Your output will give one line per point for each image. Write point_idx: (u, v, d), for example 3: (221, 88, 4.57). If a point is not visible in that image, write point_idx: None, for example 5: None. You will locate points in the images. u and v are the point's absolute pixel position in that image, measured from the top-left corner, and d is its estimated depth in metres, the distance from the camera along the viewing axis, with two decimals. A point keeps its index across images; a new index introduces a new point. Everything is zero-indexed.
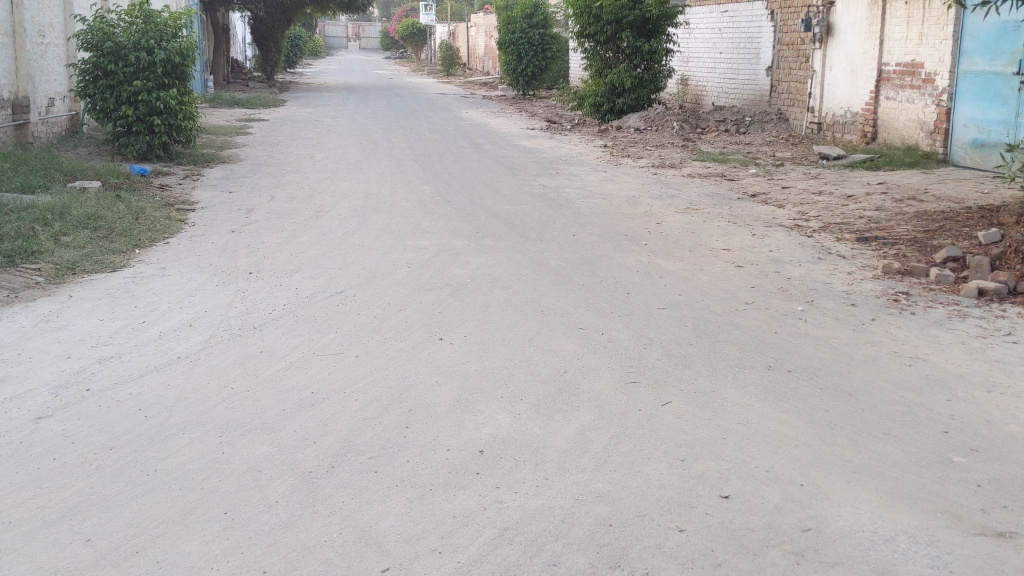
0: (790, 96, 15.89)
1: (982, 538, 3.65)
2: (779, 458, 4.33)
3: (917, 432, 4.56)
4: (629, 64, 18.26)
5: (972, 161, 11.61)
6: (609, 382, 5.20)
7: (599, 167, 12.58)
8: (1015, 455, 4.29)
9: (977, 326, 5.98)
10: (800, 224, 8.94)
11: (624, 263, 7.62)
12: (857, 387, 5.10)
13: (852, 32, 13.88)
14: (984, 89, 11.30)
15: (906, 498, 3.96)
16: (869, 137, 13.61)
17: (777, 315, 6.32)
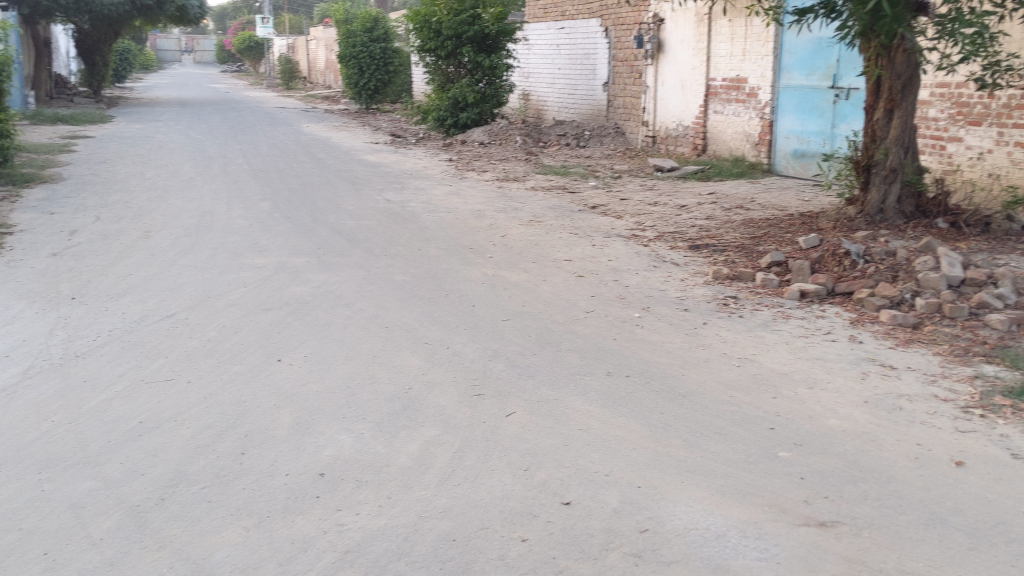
0: (626, 110, 16.42)
1: (806, 527, 3.84)
2: (618, 462, 4.44)
3: (746, 429, 4.76)
4: (470, 78, 18.43)
5: (794, 171, 12.31)
6: (452, 396, 5.20)
7: (442, 181, 12.60)
8: (835, 447, 4.54)
9: (800, 326, 6.32)
10: (637, 234, 9.23)
11: (469, 276, 7.65)
12: (690, 389, 5.29)
13: (681, 49, 14.47)
14: (802, 102, 11.98)
15: (736, 494, 4.12)
16: (700, 149, 14.23)
17: (616, 322, 6.48)
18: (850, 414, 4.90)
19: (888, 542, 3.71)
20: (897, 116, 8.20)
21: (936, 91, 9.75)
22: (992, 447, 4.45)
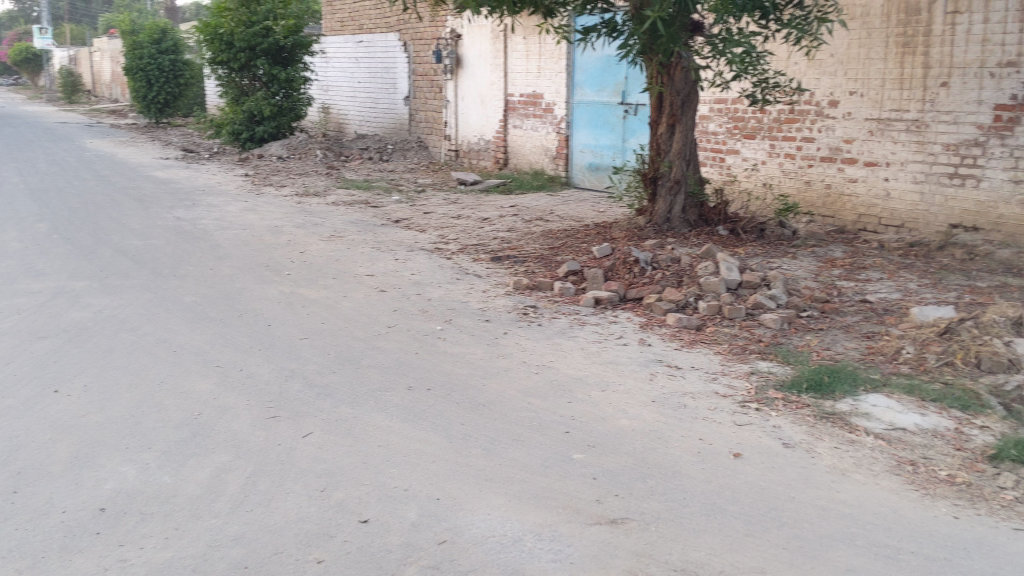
0: (428, 124, 16.51)
1: (597, 526, 3.96)
2: (416, 476, 4.43)
3: (543, 434, 4.87)
4: (266, 91, 17.97)
5: (590, 183, 12.77)
6: (246, 420, 5.03)
7: (238, 197, 12.19)
8: (626, 446, 4.72)
9: (595, 332, 6.54)
10: (439, 247, 9.27)
11: (265, 294, 7.44)
12: (489, 399, 5.36)
13: (479, 64, 14.70)
14: (595, 118, 12.44)
15: (532, 498, 4.21)
16: (502, 163, 14.50)
17: (417, 336, 6.48)
18: (639, 414, 5.11)
19: (673, 535, 3.88)
20: (679, 131, 8.65)
21: (714, 107, 10.36)
22: (765, 437, 4.74)
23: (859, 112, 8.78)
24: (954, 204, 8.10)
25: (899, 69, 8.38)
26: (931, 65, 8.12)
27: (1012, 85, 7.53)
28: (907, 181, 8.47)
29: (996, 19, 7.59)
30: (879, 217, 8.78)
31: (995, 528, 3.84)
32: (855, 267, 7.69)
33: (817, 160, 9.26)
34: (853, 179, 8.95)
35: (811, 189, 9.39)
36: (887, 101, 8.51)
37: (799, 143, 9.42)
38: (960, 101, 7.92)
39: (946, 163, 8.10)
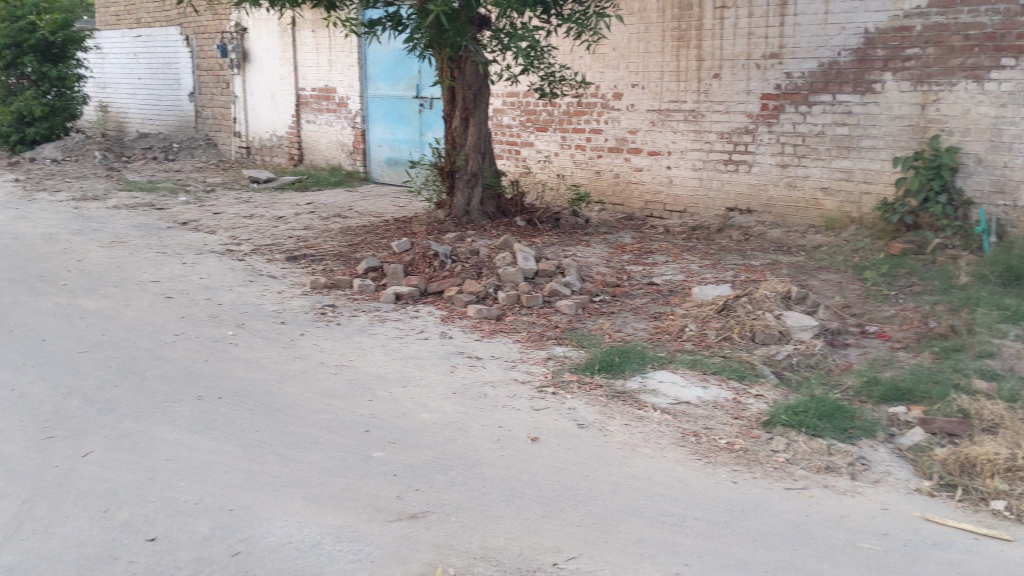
0: (216, 121, 15.89)
1: (398, 522, 3.92)
2: (209, 487, 4.25)
3: (341, 435, 4.78)
4: (37, 90, 16.63)
5: (388, 178, 12.70)
6: (18, 443, 4.66)
7: (7, 204, 11.29)
8: (426, 440, 4.70)
9: (394, 327, 6.50)
10: (232, 249, 8.94)
11: (39, 307, 6.93)
12: (286, 402, 5.22)
13: (267, 59, 14.28)
14: (391, 112, 12.38)
15: (331, 501, 4.12)
16: (296, 159, 14.16)
17: (208, 343, 6.22)
18: (440, 407, 5.11)
19: (472, 523, 3.89)
20: (472, 125, 8.73)
21: (507, 101, 10.52)
22: (561, 420, 4.86)
23: (641, 103, 9.16)
24: (730, 188, 8.60)
25: (676, 61, 8.80)
26: (704, 58, 8.57)
27: (776, 76, 8.05)
28: (687, 168, 8.91)
29: (758, 13, 8.09)
30: (664, 203, 9.21)
31: (768, 488, 4.08)
32: (643, 252, 8.02)
33: (606, 150, 9.60)
34: (639, 167, 9.34)
35: (601, 178, 9.73)
36: (666, 93, 8.93)
37: (588, 135, 9.73)
38: (731, 92, 8.41)
39: (721, 150, 8.59)
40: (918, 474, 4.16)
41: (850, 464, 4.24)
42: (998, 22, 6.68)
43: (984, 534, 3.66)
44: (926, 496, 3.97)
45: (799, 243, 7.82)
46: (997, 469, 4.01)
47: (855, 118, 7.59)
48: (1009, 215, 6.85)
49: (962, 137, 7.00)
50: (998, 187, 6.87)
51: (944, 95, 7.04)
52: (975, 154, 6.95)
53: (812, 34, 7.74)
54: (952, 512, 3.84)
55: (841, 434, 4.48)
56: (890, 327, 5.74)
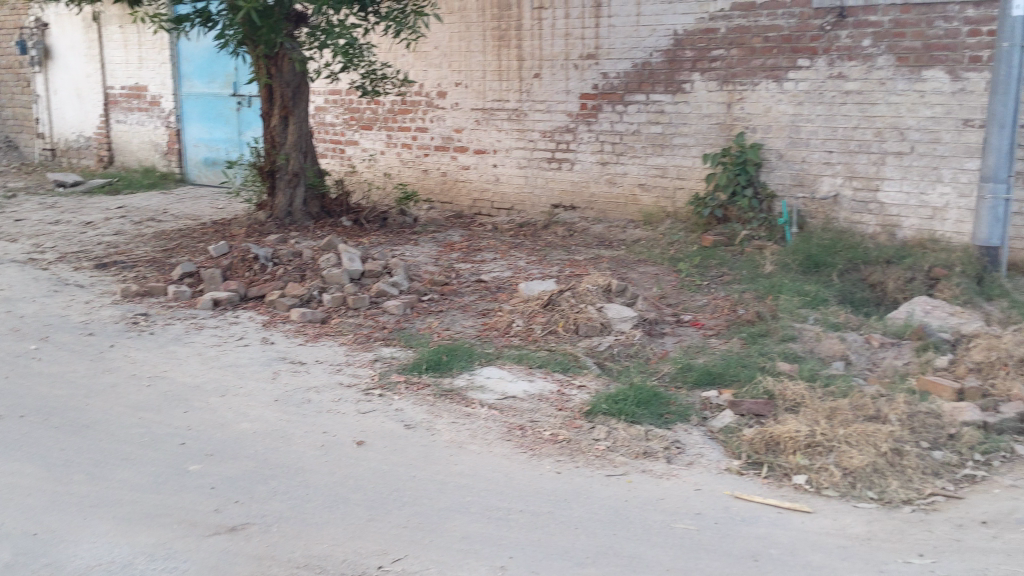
0: (16, 122, 14.86)
1: (215, 536, 3.75)
2: (9, 513, 3.97)
3: (155, 450, 4.56)
4: None
5: (206, 179, 12.25)
6: None
7: None
8: (246, 450, 4.55)
9: (213, 335, 6.27)
10: (34, 257, 8.39)
11: None
12: (94, 418, 4.94)
13: (71, 55, 13.48)
14: (207, 111, 11.95)
15: (145, 518, 3.92)
16: (106, 161, 13.40)
17: (7, 359, 5.81)
18: (260, 415, 4.95)
19: (294, 531, 3.76)
20: (292, 123, 8.53)
21: (329, 99, 10.36)
22: (388, 422, 4.72)
23: (465, 102, 9.23)
24: (554, 185, 8.78)
25: (497, 61, 8.90)
26: (524, 57, 8.71)
27: (593, 76, 8.27)
28: (512, 167, 9.04)
29: (574, 15, 8.29)
30: (491, 201, 9.29)
31: (590, 477, 4.05)
32: (471, 250, 8.05)
33: (432, 149, 9.60)
34: (465, 166, 9.39)
35: (427, 177, 9.73)
36: (489, 92, 9.02)
37: (413, 133, 9.71)
38: (551, 91, 8.59)
39: (544, 149, 8.75)
40: (728, 454, 4.22)
41: (666, 448, 4.25)
42: (794, 25, 7.08)
43: (787, 507, 3.77)
44: (735, 474, 4.04)
45: (620, 238, 8.05)
46: (798, 446, 4.11)
47: (668, 116, 7.89)
48: (808, 206, 7.27)
49: (764, 134, 7.40)
50: (797, 181, 7.30)
51: (748, 93, 7.41)
52: (777, 150, 7.36)
53: (626, 35, 7.99)
54: (758, 489, 3.93)
55: (659, 420, 4.49)
56: (703, 316, 5.91)
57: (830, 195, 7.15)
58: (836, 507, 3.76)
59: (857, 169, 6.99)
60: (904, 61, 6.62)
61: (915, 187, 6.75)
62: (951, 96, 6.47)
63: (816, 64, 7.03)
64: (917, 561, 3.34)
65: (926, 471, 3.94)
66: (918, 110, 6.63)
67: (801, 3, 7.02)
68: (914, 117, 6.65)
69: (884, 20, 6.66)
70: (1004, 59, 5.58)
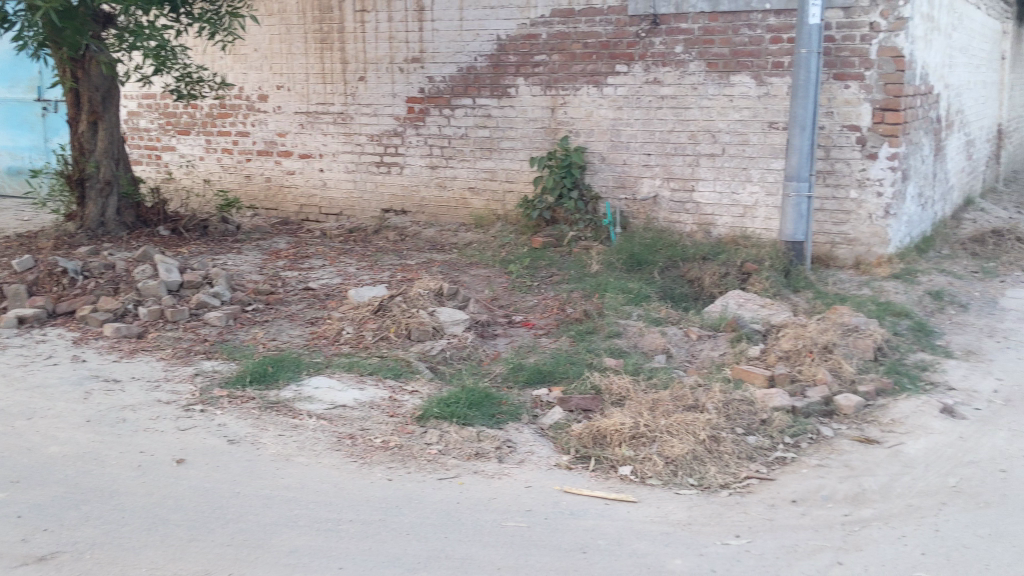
0: None
1: (21, 568, 3.46)
2: None
3: None
4: None
5: (10, 189, 11.45)
6: None
7: None
8: (54, 476, 4.26)
9: (18, 355, 5.86)
10: None
11: None
12: None
13: None
14: (9, 117, 11.19)
15: None
16: None
17: None
18: (71, 438, 4.66)
19: (109, 558, 3.51)
20: (102, 128, 8.12)
21: (142, 103, 9.91)
22: (210, 438, 4.54)
23: (288, 106, 9.03)
24: (383, 190, 8.71)
25: (321, 64, 8.76)
26: (348, 60, 8.61)
27: (418, 80, 8.27)
28: (339, 171, 8.91)
29: (397, 18, 8.27)
30: (319, 207, 9.13)
31: (422, 481, 3.98)
32: (298, 258, 7.88)
33: (254, 154, 9.35)
34: (291, 171, 9.19)
35: (251, 183, 9.46)
36: (312, 95, 8.87)
37: (235, 138, 9.43)
38: (377, 95, 8.52)
39: (372, 153, 8.68)
40: (558, 450, 4.24)
41: (498, 448, 4.24)
42: (611, 31, 7.31)
43: (614, 498, 3.81)
44: (564, 469, 4.06)
45: (451, 240, 8.07)
46: (624, 438, 4.18)
47: (494, 120, 7.99)
48: (630, 207, 7.53)
49: (587, 138, 7.60)
50: (619, 183, 7.54)
51: (570, 98, 7.59)
52: (599, 153, 7.58)
53: (449, 40, 8.04)
54: (586, 482, 3.95)
55: (490, 420, 4.48)
56: (533, 316, 5.99)
57: (650, 196, 7.42)
58: (659, 495, 3.84)
59: (674, 171, 7.29)
60: (714, 67, 6.95)
61: (727, 187, 7.09)
62: (757, 100, 6.84)
63: (633, 70, 7.28)
64: (734, 542, 3.47)
65: (742, 455, 4.10)
66: (728, 114, 6.97)
67: (617, 10, 7.26)
68: (725, 120, 6.99)
69: (695, 27, 6.96)
70: (804, 64, 5.92)
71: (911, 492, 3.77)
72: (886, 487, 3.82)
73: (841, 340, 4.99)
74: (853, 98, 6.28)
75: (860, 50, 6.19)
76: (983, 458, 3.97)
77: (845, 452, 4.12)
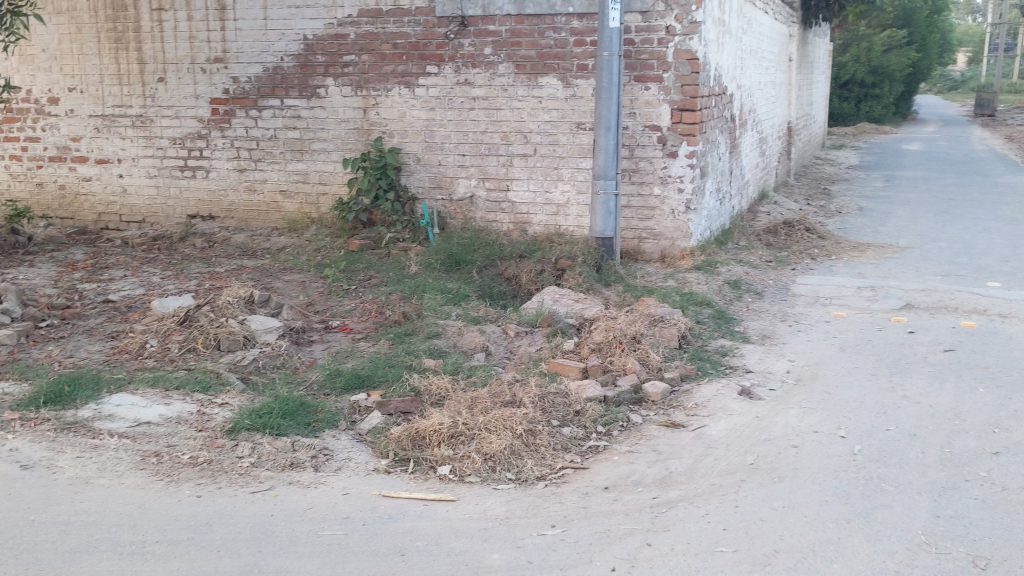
0: None
1: None
2: None
3: None
4: None
5: None
6: None
7: None
8: None
9: None
10: None
11: None
12: None
13: None
14: None
15: None
16: None
17: None
18: None
19: None
20: None
21: None
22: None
23: (82, 109, 8.55)
24: (189, 195, 8.38)
25: (116, 64, 8.34)
26: (145, 60, 8.23)
27: (222, 80, 8.00)
28: (140, 177, 8.50)
29: (197, 17, 7.98)
30: (120, 214, 8.68)
31: (234, 496, 3.84)
32: (97, 269, 7.46)
33: (46, 160, 8.81)
34: (87, 177, 8.71)
35: (44, 192, 8.91)
36: (108, 97, 8.42)
37: (23, 143, 8.86)
38: (178, 96, 8.18)
39: (175, 157, 8.33)
40: (376, 454, 4.20)
41: (313, 457, 4.15)
42: (420, 32, 7.31)
43: (433, 499, 3.80)
44: (382, 474, 4.02)
45: (264, 245, 7.85)
46: (442, 438, 4.18)
47: (304, 122, 7.83)
48: (446, 208, 7.57)
49: (401, 139, 7.58)
50: (436, 183, 7.57)
51: (382, 99, 7.55)
52: (414, 154, 7.57)
53: (254, 39, 7.82)
54: (405, 485, 3.92)
55: (305, 429, 4.37)
56: (350, 320, 5.91)
57: (466, 196, 7.49)
58: (478, 492, 3.86)
59: (488, 171, 7.37)
60: (522, 68, 7.08)
61: (540, 186, 7.25)
62: (565, 101, 7.03)
63: (444, 71, 7.32)
64: (550, 532, 3.53)
65: (557, 447, 4.19)
66: (537, 115, 7.12)
67: (425, 11, 7.27)
68: (535, 121, 7.14)
69: (502, 29, 7.07)
70: (606, 67, 6.13)
71: (714, 472, 3.96)
72: (691, 469, 4.00)
73: (648, 330, 5.20)
74: (653, 100, 6.55)
75: (659, 53, 6.45)
76: (777, 435, 4.23)
77: (652, 437, 4.29)
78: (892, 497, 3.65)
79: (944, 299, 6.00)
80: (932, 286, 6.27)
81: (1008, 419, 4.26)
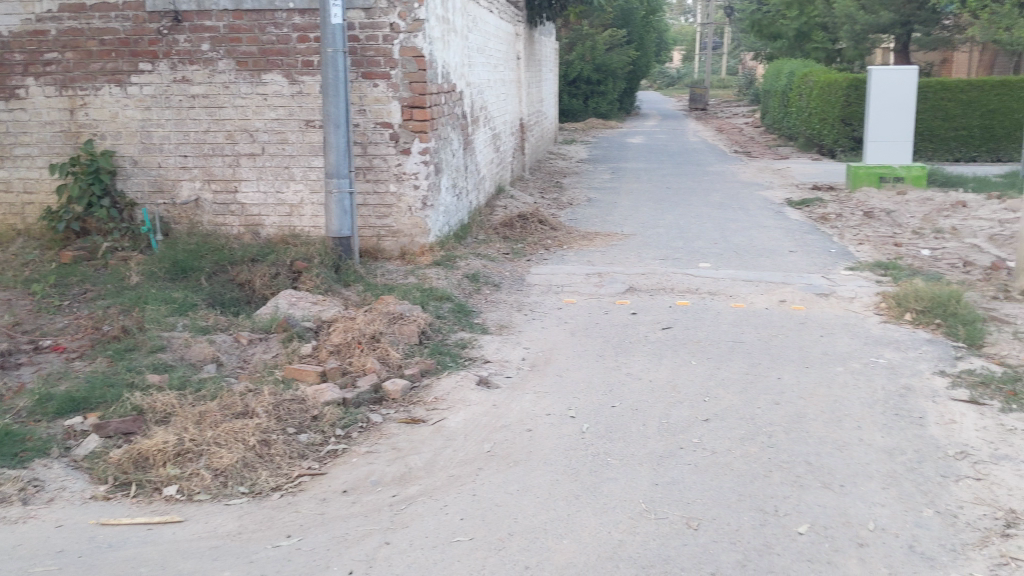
0: None
1: None
2: None
3: None
4: None
5: None
6: None
7: None
8: None
9: None
10: None
11: None
12: None
13: None
14: None
15: None
16: None
17: None
18: None
19: None
20: None
21: None
22: None
23: None
24: None
25: None
26: None
27: None
28: None
29: None
30: None
31: None
32: None
33: None
34: None
35: None
36: None
37: None
38: None
39: None
40: (94, 480, 3.91)
41: (21, 490, 3.78)
42: (129, 28, 6.90)
43: (158, 522, 3.59)
44: (101, 501, 3.76)
45: None
46: (167, 457, 3.95)
47: (3, 126, 7.19)
48: (169, 213, 7.19)
49: (114, 141, 7.12)
50: (156, 187, 7.18)
51: (90, 99, 7.05)
52: (130, 157, 7.14)
53: None
54: (126, 510, 3.69)
55: (11, 461, 3.97)
56: (64, 339, 5.47)
57: (190, 200, 7.16)
58: (207, 510, 3.69)
59: (214, 172, 7.10)
60: (244, 65, 6.86)
61: (271, 187, 7.07)
62: (291, 99, 6.90)
63: (158, 68, 6.95)
64: (285, 543, 3.43)
65: (293, 455, 4.09)
66: (263, 113, 6.94)
67: (134, 6, 6.87)
68: (260, 119, 6.95)
69: (219, 25, 6.82)
70: (331, 63, 6.06)
71: (452, 463, 4.02)
72: (430, 463, 4.03)
73: (387, 329, 5.18)
74: (381, 97, 6.55)
75: (384, 50, 6.46)
76: (513, 421, 4.36)
77: (392, 435, 4.29)
78: (617, 470, 3.86)
79: (662, 281, 6.43)
80: (651, 270, 6.70)
81: (717, 388, 4.62)
